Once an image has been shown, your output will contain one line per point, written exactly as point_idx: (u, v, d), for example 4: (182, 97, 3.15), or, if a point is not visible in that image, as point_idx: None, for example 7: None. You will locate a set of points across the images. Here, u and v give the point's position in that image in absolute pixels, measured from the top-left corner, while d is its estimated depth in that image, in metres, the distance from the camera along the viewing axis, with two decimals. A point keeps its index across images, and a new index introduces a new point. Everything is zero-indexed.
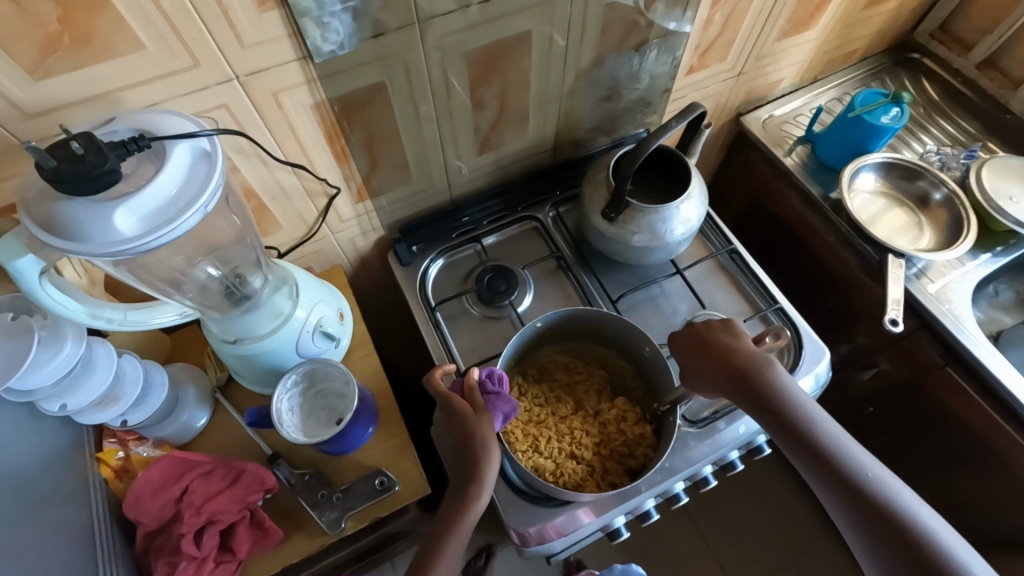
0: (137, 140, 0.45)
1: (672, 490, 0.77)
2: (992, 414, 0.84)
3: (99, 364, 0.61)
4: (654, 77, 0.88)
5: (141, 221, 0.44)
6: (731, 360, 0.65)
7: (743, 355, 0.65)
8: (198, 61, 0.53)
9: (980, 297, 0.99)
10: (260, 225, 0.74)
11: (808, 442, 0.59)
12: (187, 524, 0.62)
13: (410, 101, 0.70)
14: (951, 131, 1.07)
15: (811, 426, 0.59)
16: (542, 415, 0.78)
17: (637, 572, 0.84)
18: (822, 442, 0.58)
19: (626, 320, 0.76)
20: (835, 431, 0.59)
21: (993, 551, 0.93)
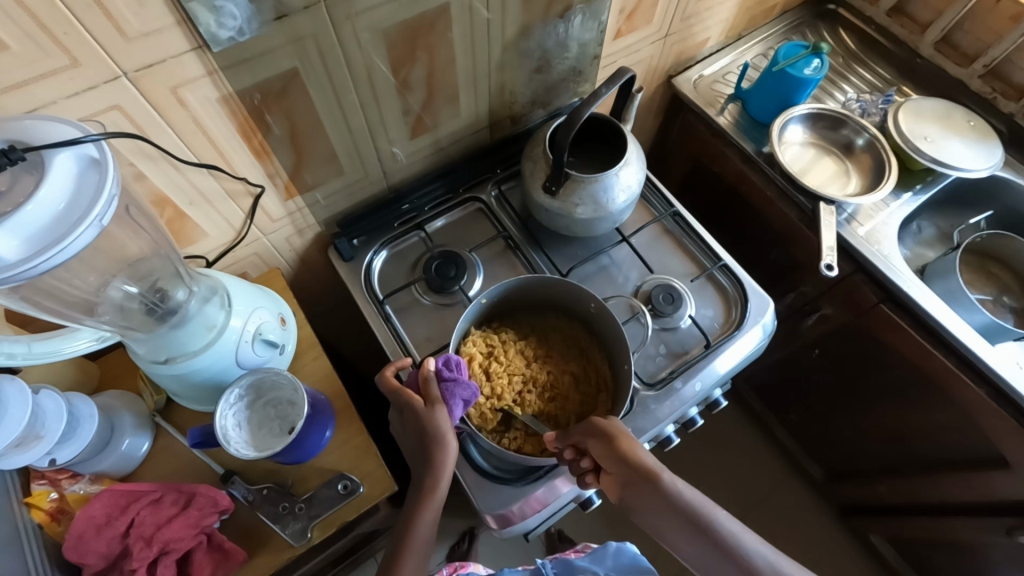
0: (9, 152, 0.40)
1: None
2: (924, 343, 0.89)
3: (10, 404, 0.55)
4: (583, 44, 0.87)
5: (25, 244, 0.40)
6: (639, 465, 0.61)
7: (649, 463, 0.61)
8: (76, 59, 0.47)
9: (905, 235, 1.05)
10: (180, 234, 0.68)
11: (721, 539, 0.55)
12: (138, 559, 0.58)
13: (328, 87, 0.66)
14: (869, 78, 1.11)
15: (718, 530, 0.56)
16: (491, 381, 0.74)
17: (632, 552, 0.79)
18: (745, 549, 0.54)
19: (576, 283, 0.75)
20: (749, 535, 0.56)
21: (932, 467, 1.01)
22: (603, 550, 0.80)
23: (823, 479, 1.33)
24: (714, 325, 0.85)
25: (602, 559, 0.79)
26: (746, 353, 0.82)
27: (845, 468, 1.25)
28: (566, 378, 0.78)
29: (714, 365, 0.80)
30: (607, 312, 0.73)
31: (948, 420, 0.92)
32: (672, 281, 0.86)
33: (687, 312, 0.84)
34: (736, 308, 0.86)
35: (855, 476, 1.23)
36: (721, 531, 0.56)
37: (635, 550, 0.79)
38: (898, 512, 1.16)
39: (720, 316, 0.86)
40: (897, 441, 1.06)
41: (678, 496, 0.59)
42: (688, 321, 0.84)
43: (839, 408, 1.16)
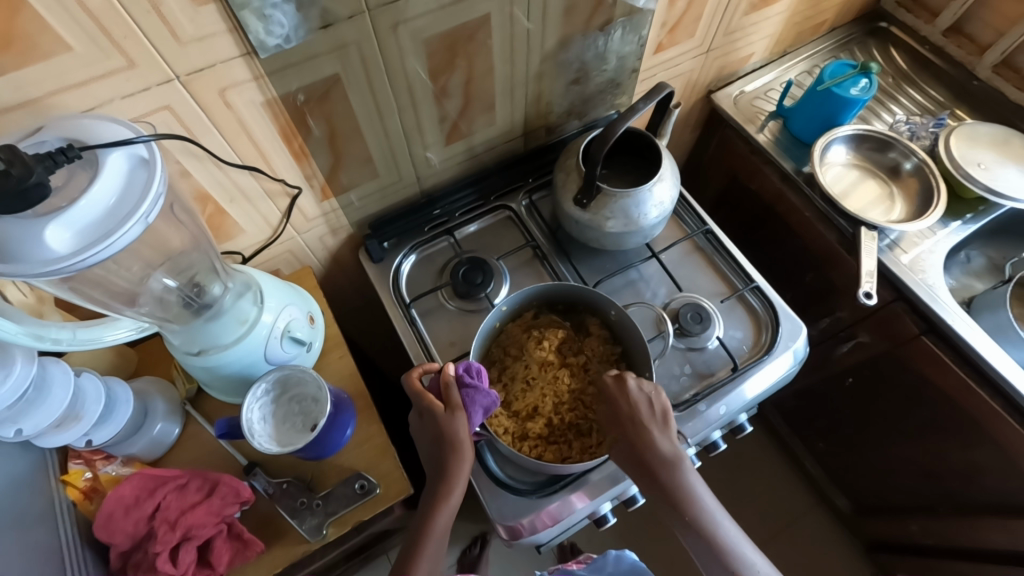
0: (66, 151, 0.42)
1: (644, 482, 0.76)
2: (968, 379, 0.84)
3: (54, 385, 0.59)
4: (622, 57, 0.86)
5: (75, 237, 0.42)
6: (641, 459, 0.65)
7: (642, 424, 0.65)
8: (133, 61, 0.50)
9: (952, 264, 1.00)
10: (219, 230, 0.71)
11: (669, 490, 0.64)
12: (162, 542, 0.60)
13: (368, 94, 0.67)
14: (921, 100, 1.07)
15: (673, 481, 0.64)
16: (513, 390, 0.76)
17: (632, 559, 0.77)
18: (701, 529, 0.63)
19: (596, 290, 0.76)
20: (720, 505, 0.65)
21: (969, 509, 0.96)
22: (602, 560, 0.78)
23: (849, 510, 1.28)
24: (743, 348, 0.83)
25: (601, 568, 0.78)
26: (775, 379, 0.79)
27: (875, 502, 1.20)
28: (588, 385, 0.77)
29: (741, 390, 0.78)
30: (628, 319, 0.74)
31: (989, 461, 0.88)
32: (700, 300, 0.85)
33: (715, 333, 0.82)
34: (767, 332, 0.84)
35: (885, 510, 1.18)
36: (700, 519, 0.63)
37: (636, 556, 0.77)
38: (929, 553, 1.11)
39: (749, 339, 0.83)
40: (933, 480, 1.00)
41: (674, 489, 0.64)
42: (715, 342, 0.82)
43: (871, 440, 1.11)
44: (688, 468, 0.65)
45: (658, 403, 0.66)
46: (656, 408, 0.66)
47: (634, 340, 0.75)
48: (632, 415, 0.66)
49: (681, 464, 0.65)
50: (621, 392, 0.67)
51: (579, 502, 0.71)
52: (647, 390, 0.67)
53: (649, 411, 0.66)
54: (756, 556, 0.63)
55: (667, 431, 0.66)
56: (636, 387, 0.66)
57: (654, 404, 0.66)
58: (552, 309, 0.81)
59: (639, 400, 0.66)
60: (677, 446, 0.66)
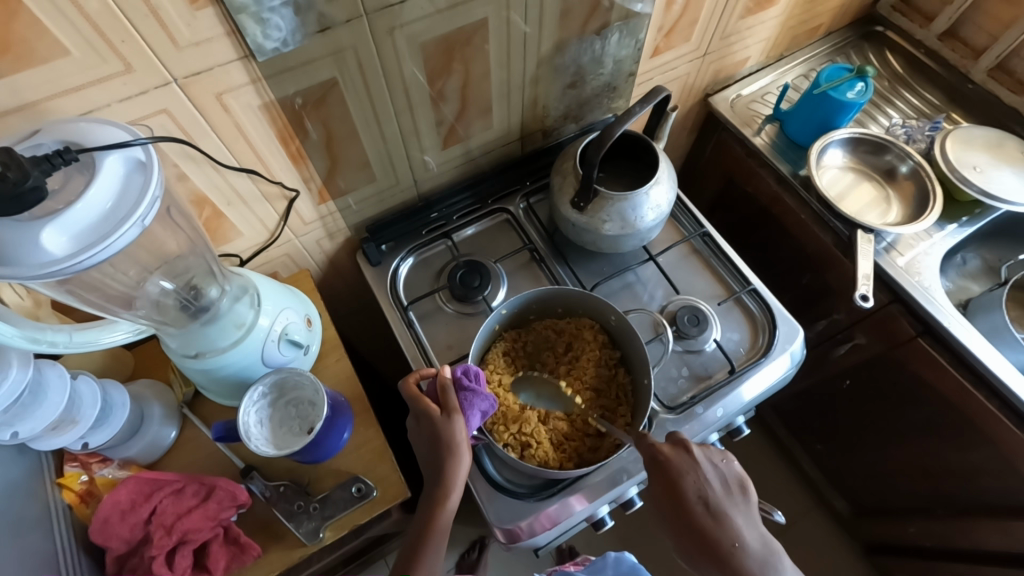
0: (63, 153, 0.42)
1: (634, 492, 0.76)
2: (964, 381, 0.85)
3: (50, 388, 0.59)
4: (619, 61, 0.87)
5: (71, 240, 0.42)
6: (722, 553, 0.59)
7: (716, 500, 0.62)
8: (130, 65, 0.50)
9: (949, 266, 1.00)
10: (216, 233, 0.71)
11: None
12: (158, 546, 0.60)
13: (365, 97, 0.67)
14: (916, 103, 1.07)
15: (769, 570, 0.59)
16: (511, 394, 0.76)
17: (631, 560, 0.77)
18: None
19: (594, 294, 0.76)
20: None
21: (967, 511, 0.96)
22: (602, 561, 0.78)
23: (848, 513, 1.28)
24: (740, 350, 0.83)
25: (601, 569, 0.77)
26: (773, 381, 0.79)
27: (873, 503, 1.20)
28: (586, 390, 0.77)
29: (739, 392, 0.78)
30: (627, 324, 0.74)
31: (987, 464, 0.88)
32: (697, 302, 0.85)
33: (712, 336, 0.82)
34: (764, 334, 0.84)
35: (883, 512, 1.18)
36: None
37: (635, 559, 0.77)
38: (928, 555, 1.11)
39: (747, 341, 0.84)
40: (932, 482, 1.00)
41: None
42: (712, 345, 0.83)
43: (869, 443, 1.11)
44: (783, 564, 0.59)
45: (732, 479, 0.65)
46: (731, 482, 0.64)
47: (633, 344, 0.75)
48: (701, 495, 0.62)
49: (771, 554, 0.60)
50: (691, 466, 0.63)
51: (579, 506, 0.71)
52: (718, 461, 0.65)
53: (727, 490, 0.63)
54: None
55: (748, 514, 0.63)
56: (702, 457, 0.64)
57: (728, 479, 0.64)
58: (551, 312, 0.81)
59: (712, 474, 0.63)
60: (760, 533, 0.62)
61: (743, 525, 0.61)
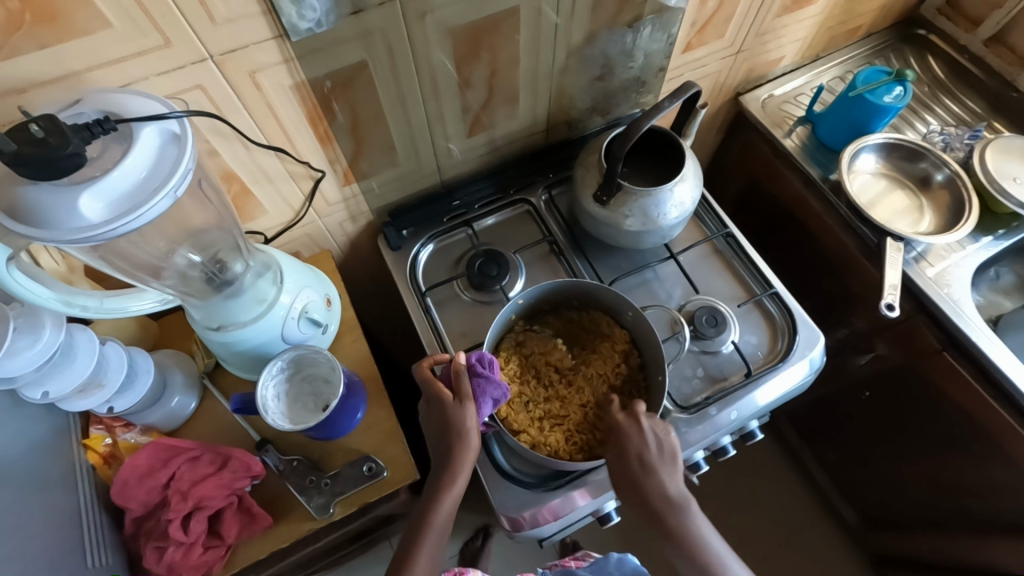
0: (102, 123, 0.43)
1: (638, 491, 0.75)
2: (989, 398, 0.82)
3: (79, 351, 0.61)
4: (649, 55, 0.86)
5: (107, 207, 0.43)
6: (644, 501, 0.64)
7: (651, 459, 0.64)
8: (169, 39, 0.51)
9: (980, 280, 0.97)
10: (243, 210, 0.72)
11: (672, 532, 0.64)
12: (173, 510, 0.62)
13: (394, 81, 0.68)
14: (956, 111, 1.04)
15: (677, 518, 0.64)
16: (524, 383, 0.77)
17: (633, 563, 0.77)
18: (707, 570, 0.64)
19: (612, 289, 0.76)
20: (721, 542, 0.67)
21: (984, 531, 0.94)
22: (604, 560, 0.78)
23: (859, 527, 1.26)
24: (757, 354, 0.82)
25: (602, 569, 0.77)
26: (789, 387, 0.78)
27: (885, 518, 1.18)
28: (601, 385, 0.77)
29: (753, 396, 0.77)
30: (644, 320, 0.73)
31: (1007, 483, 0.85)
32: (716, 303, 0.84)
33: (730, 338, 0.81)
34: (783, 339, 0.82)
35: (896, 529, 1.16)
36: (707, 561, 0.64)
37: (638, 560, 0.77)
38: None
39: (765, 345, 0.82)
40: (949, 499, 0.98)
41: (678, 530, 0.64)
42: (729, 347, 0.82)
43: (886, 456, 1.09)
44: (694, 510, 0.65)
45: (668, 445, 0.65)
46: (667, 449, 0.65)
47: (649, 340, 0.74)
48: (637, 459, 0.64)
49: (686, 506, 0.65)
50: (636, 432, 0.65)
51: (581, 501, 0.70)
52: (659, 431, 0.65)
53: (662, 454, 0.65)
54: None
55: (676, 474, 0.65)
56: (649, 429, 0.65)
57: (666, 445, 0.65)
58: (567, 304, 0.81)
59: (650, 442, 0.64)
60: (682, 487, 0.65)
61: (672, 480, 0.65)
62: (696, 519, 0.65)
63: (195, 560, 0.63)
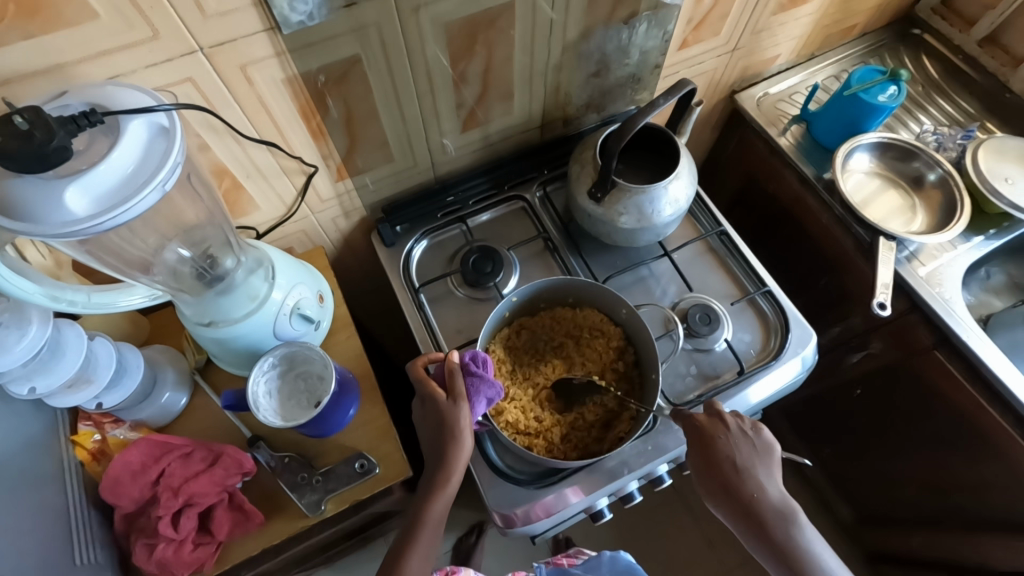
0: (89, 115, 0.43)
1: (630, 489, 0.75)
2: (980, 396, 0.83)
3: (67, 347, 0.60)
4: (645, 52, 0.85)
5: (93, 201, 0.43)
6: (746, 508, 0.63)
7: (745, 462, 0.64)
8: (158, 32, 0.50)
9: (971, 280, 0.98)
10: (235, 205, 0.72)
11: (781, 545, 0.61)
12: (164, 507, 0.62)
13: (387, 76, 0.67)
14: (950, 111, 1.04)
15: (783, 527, 0.62)
16: (518, 381, 0.77)
17: (627, 560, 0.78)
18: None
19: (605, 286, 0.76)
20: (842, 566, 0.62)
21: (974, 526, 0.95)
22: (597, 560, 0.79)
23: (851, 521, 1.27)
24: (750, 352, 0.82)
25: (596, 568, 0.78)
26: (782, 385, 0.79)
27: (877, 515, 1.19)
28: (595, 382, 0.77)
29: (746, 394, 0.77)
30: (638, 318, 0.73)
31: (999, 479, 0.86)
32: (710, 301, 0.84)
33: (723, 336, 0.82)
34: (776, 338, 0.83)
35: (886, 524, 1.17)
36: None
37: (631, 558, 0.78)
38: (930, 568, 1.10)
39: (758, 343, 0.83)
40: (939, 495, 0.99)
41: (788, 545, 0.61)
42: (723, 345, 0.82)
43: (877, 453, 1.10)
44: (802, 520, 0.62)
45: (760, 443, 0.65)
46: (759, 448, 0.65)
47: (643, 338, 0.74)
48: (731, 464, 0.64)
49: (792, 514, 0.62)
50: (725, 433, 0.65)
51: (576, 498, 0.70)
52: (748, 428, 0.65)
53: (756, 454, 0.64)
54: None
55: (774, 475, 0.64)
56: (736, 426, 0.65)
57: (758, 445, 0.65)
58: (560, 302, 0.81)
59: (739, 441, 0.65)
60: (785, 494, 0.64)
61: (773, 484, 0.64)
62: (806, 530, 0.62)
63: (185, 558, 0.63)
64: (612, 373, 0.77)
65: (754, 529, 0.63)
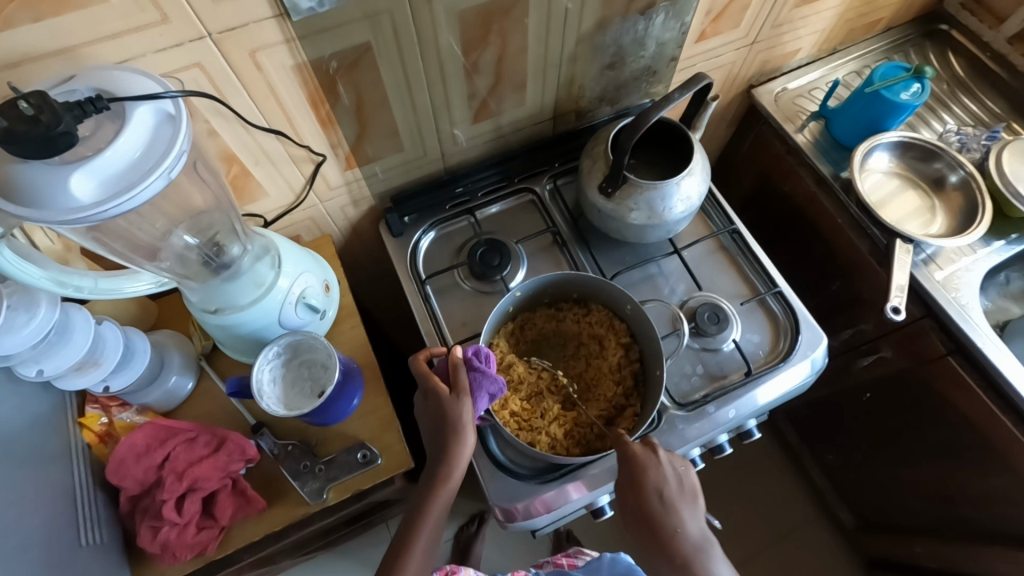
0: (95, 101, 0.42)
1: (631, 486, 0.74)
2: (992, 406, 0.81)
3: (75, 330, 0.60)
4: (662, 44, 0.83)
5: (99, 187, 0.43)
6: (667, 543, 0.60)
7: (670, 496, 0.61)
8: (167, 16, 0.50)
9: (989, 285, 0.96)
10: (243, 192, 0.71)
11: None
12: (168, 490, 0.63)
13: (398, 65, 0.66)
14: (975, 110, 1.01)
15: (702, 567, 0.59)
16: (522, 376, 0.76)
17: (627, 561, 0.76)
18: None
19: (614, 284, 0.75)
20: None
21: (977, 535, 0.94)
22: (598, 561, 0.78)
23: (852, 526, 1.26)
24: (759, 353, 0.81)
25: (596, 570, 0.77)
26: (790, 387, 0.78)
27: (881, 520, 1.18)
28: (602, 378, 0.76)
29: (753, 395, 0.76)
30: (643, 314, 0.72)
31: (1004, 490, 0.85)
32: (720, 301, 0.82)
33: (731, 336, 0.80)
34: (785, 339, 0.81)
35: (889, 530, 1.16)
36: None
37: (631, 561, 0.76)
38: None
39: (767, 344, 0.81)
40: (945, 503, 0.98)
41: None
42: (731, 345, 0.81)
43: (884, 458, 1.08)
44: (719, 558, 0.60)
45: (688, 479, 0.63)
46: (685, 482, 0.63)
47: (648, 334, 0.73)
48: (658, 497, 0.61)
49: (711, 549, 0.60)
50: (655, 463, 0.62)
51: (577, 494, 0.70)
52: (677, 463, 0.63)
53: (681, 489, 0.62)
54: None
55: (696, 510, 0.62)
56: (667, 460, 0.63)
57: (684, 479, 0.62)
58: (565, 299, 0.80)
59: (667, 473, 0.62)
60: (705, 529, 0.62)
61: (695, 522, 0.61)
62: (725, 569, 0.60)
63: (189, 540, 0.64)
64: (618, 371, 0.76)
65: (676, 570, 0.59)
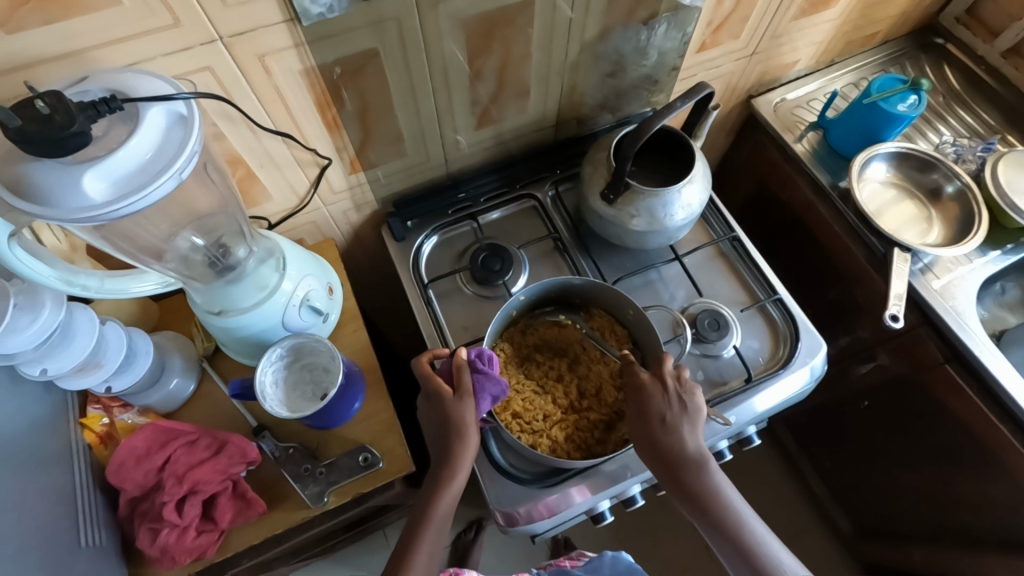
0: (109, 101, 0.43)
1: (630, 493, 0.75)
2: (989, 413, 0.82)
3: (79, 330, 0.60)
4: (663, 53, 0.85)
5: (111, 187, 0.43)
6: (664, 457, 0.64)
7: (668, 416, 0.64)
8: (179, 20, 0.50)
9: (986, 294, 0.97)
10: (248, 194, 0.72)
11: (690, 490, 0.63)
12: (168, 493, 0.62)
13: (404, 71, 0.67)
14: (970, 122, 1.03)
15: (695, 476, 0.63)
16: (523, 379, 0.77)
17: (627, 560, 0.78)
18: (739, 536, 0.62)
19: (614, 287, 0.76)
20: (749, 512, 0.65)
21: (975, 544, 0.94)
22: (599, 560, 0.78)
23: (851, 534, 1.26)
24: (758, 359, 0.81)
25: (597, 568, 0.78)
26: (789, 395, 0.78)
27: (879, 528, 1.18)
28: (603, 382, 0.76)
29: (752, 402, 0.77)
30: (645, 320, 0.73)
31: (1001, 497, 0.86)
32: (720, 307, 0.83)
33: (732, 342, 0.81)
34: (785, 345, 0.82)
35: (888, 538, 1.16)
36: (728, 523, 0.63)
37: (633, 558, 0.77)
38: None
39: (766, 351, 0.82)
40: (943, 511, 0.98)
41: (699, 489, 0.63)
42: (731, 351, 0.81)
43: (882, 465, 1.09)
44: (715, 470, 0.64)
45: (691, 403, 0.65)
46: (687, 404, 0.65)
47: (650, 340, 0.74)
48: (660, 418, 0.64)
49: (707, 464, 0.64)
50: (659, 390, 0.65)
51: (580, 497, 0.70)
52: (684, 392, 0.65)
53: (683, 412, 0.64)
54: (790, 557, 0.63)
55: (697, 428, 0.65)
56: (673, 390, 0.65)
57: (686, 403, 0.65)
58: (568, 302, 0.81)
59: (671, 399, 0.65)
60: (703, 446, 0.64)
61: (696, 438, 0.64)
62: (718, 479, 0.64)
63: (188, 544, 0.63)
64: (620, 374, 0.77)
65: (671, 477, 0.64)
